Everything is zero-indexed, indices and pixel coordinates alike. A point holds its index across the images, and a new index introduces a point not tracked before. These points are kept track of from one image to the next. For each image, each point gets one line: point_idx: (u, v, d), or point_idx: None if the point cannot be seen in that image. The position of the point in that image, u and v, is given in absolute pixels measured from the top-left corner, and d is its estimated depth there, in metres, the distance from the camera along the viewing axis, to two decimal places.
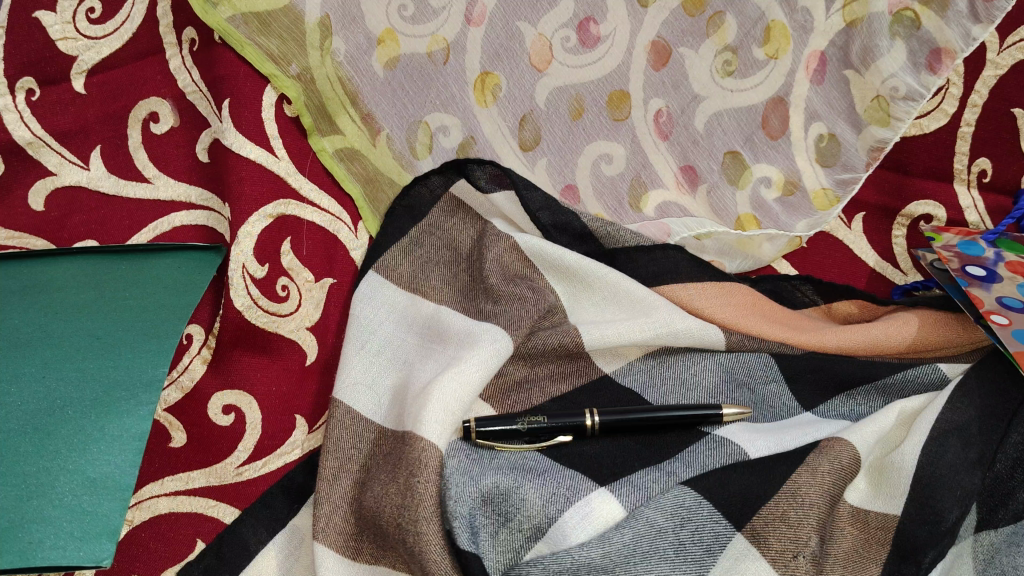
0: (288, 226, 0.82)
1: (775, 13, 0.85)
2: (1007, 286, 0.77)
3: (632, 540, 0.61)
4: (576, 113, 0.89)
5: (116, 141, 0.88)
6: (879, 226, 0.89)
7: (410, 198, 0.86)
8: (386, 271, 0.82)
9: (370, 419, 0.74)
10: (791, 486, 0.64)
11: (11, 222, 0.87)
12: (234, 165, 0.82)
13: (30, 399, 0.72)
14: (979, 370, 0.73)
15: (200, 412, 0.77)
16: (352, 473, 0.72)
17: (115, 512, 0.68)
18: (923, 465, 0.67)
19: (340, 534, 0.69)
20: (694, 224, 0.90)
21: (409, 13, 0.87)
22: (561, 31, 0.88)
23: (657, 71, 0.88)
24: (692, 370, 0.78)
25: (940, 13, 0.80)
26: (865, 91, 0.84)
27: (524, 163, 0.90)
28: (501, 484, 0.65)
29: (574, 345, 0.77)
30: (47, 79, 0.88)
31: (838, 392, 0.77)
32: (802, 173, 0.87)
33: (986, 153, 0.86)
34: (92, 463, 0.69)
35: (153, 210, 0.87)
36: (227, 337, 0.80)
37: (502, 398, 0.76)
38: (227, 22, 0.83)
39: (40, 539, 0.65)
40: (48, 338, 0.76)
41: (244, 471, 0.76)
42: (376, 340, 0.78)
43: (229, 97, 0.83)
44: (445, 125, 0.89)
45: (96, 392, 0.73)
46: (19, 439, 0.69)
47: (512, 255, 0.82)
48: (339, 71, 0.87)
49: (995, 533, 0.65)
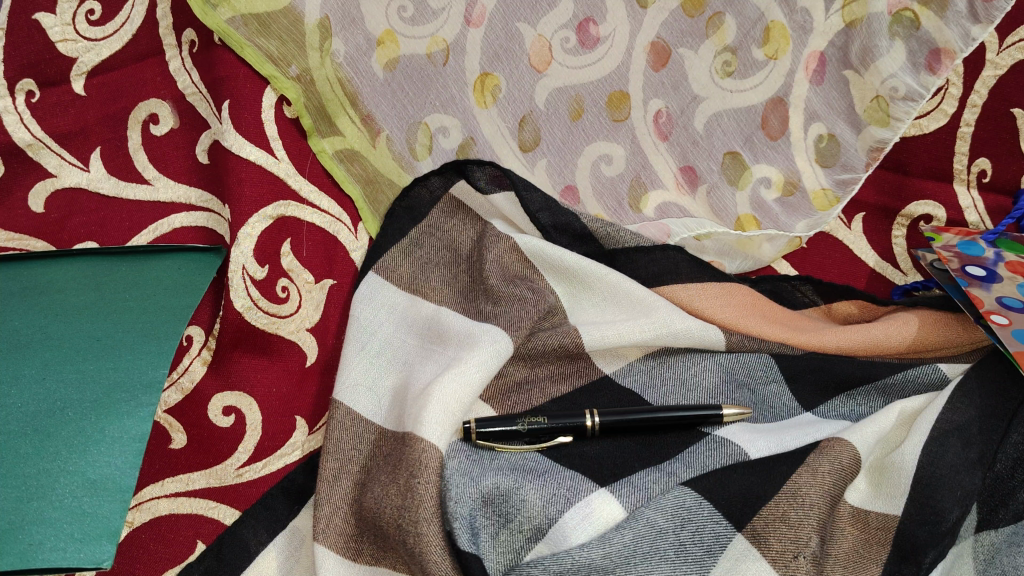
0: (288, 228, 0.82)
1: (774, 13, 0.85)
2: (1007, 286, 0.77)
3: (632, 541, 0.61)
4: (576, 114, 0.89)
5: (116, 143, 0.88)
6: (879, 227, 0.89)
7: (410, 199, 0.86)
8: (385, 272, 0.82)
9: (370, 420, 0.74)
10: (791, 486, 0.64)
11: (11, 223, 0.87)
12: (234, 167, 0.82)
13: (30, 400, 0.72)
14: (979, 370, 0.73)
15: (200, 413, 0.77)
16: (352, 474, 0.72)
17: (116, 513, 0.68)
18: (924, 465, 0.67)
19: (341, 535, 0.69)
20: (693, 225, 0.90)
21: (408, 14, 0.87)
22: (561, 32, 0.88)
23: (657, 72, 0.88)
24: (692, 371, 0.78)
25: (940, 13, 0.80)
26: (865, 91, 0.84)
27: (524, 164, 0.90)
28: (501, 484, 0.65)
29: (574, 346, 0.77)
30: (47, 81, 0.88)
31: (839, 392, 0.77)
32: (801, 173, 0.87)
33: (985, 153, 0.86)
34: (92, 464, 0.69)
35: (153, 211, 0.87)
36: (227, 338, 0.80)
37: (502, 399, 0.76)
38: (226, 24, 0.84)
39: (41, 541, 0.65)
40: (48, 340, 0.76)
41: (244, 472, 0.76)
42: (376, 341, 0.78)
43: (229, 99, 0.83)
44: (445, 126, 0.89)
45: (97, 393, 0.73)
46: (19, 441, 0.69)
47: (512, 256, 0.82)
48: (339, 73, 0.87)
49: (995, 533, 0.65)
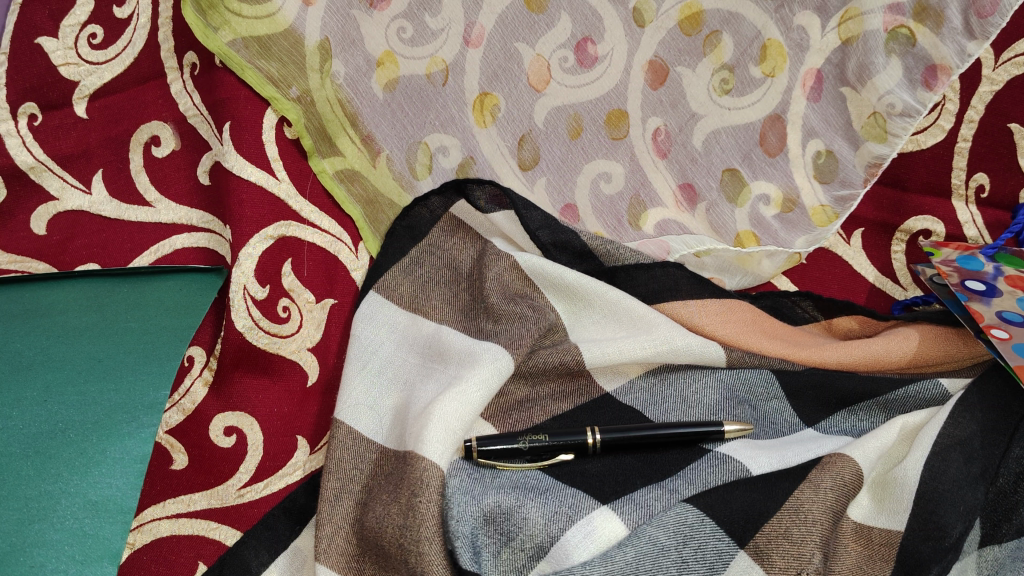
0: (289, 247, 0.83)
1: (771, 31, 0.85)
2: (1007, 300, 0.77)
3: (634, 559, 0.61)
4: (575, 132, 0.90)
5: (117, 165, 0.89)
6: (879, 242, 0.89)
7: (410, 218, 0.86)
8: (386, 292, 0.82)
9: (371, 439, 0.74)
10: (793, 502, 0.64)
11: (13, 246, 0.88)
12: (235, 188, 0.83)
13: (31, 422, 0.75)
14: (981, 385, 0.73)
15: (200, 434, 0.77)
16: (354, 493, 0.71)
17: (117, 535, 0.70)
18: (925, 481, 0.67)
19: (341, 555, 0.68)
20: (693, 242, 0.89)
21: (408, 35, 0.88)
22: (559, 51, 0.88)
23: (655, 90, 0.89)
24: (692, 388, 0.78)
25: (936, 30, 0.81)
26: (862, 108, 0.85)
27: (524, 183, 0.90)
28: (503, 503, 0.65)
29: (575, 363, 0.77)
30: (49, 104, 0.89)
31: (841, 407, 0.76)
32: (800, 190, 0.88)
33: (984, 168, 0.86)
34: (93, 485, 0.72)
35: (154, 232, 0.88)
36: (227, 359, 0.80)
37: (503, 417, 0.76)
38: (227, 46, 0.84)
39: (42, 563, 0.67)
40: (50, 363, 0.79)
41: (246, 492, 0.75)
42: (376, 360, 0.78)
43: (229, 121, 0.84)
44: (445, 145, 0.89)
45: (98, 414, 0.76)
46: (20, 462, 0.72)
47: (512, 273, 0.82)
48: (339, 93, 0.87)
49: (998, 548, 0.65)
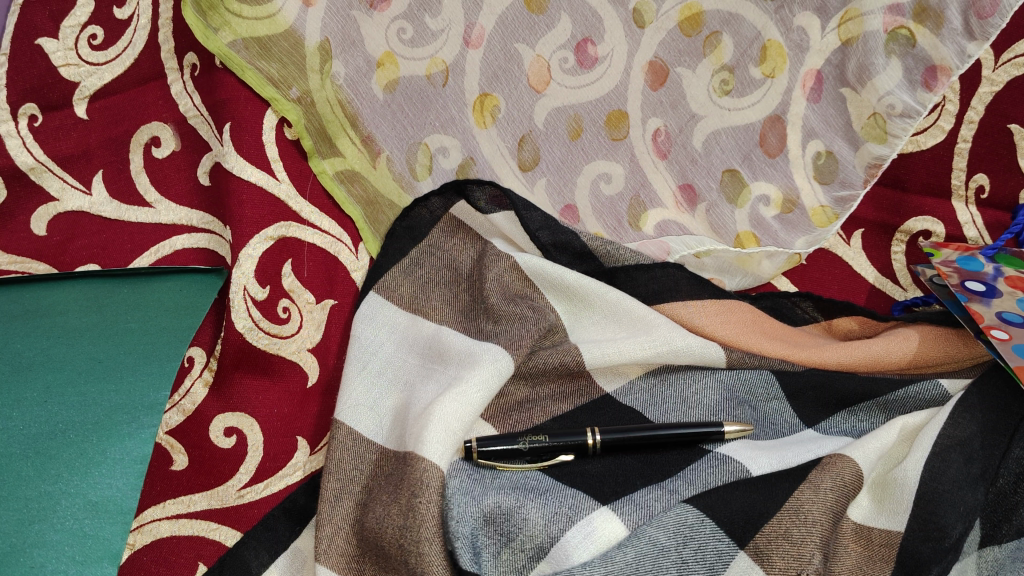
0: (289, 248, 0.83)
1: (771, 32, 0.86)
2: (1007, 301, 0.77)
3: (634, 559, 0.61)
4: (575, 133, 0.90)
5: (118, 166, 0.89)
6: (879, 243, 0.89)
7: (410, 218, 0.86)
8: (386, 292, 0.82)
9: (371, 440, 0.74)
10: (793, 503, 0.64)
11: (13, 247, 0.88)
12: (235, 188, 0.83)
13: (31, 423, 0.75)
14: (981, 386, 0.73)
15: (201, 434, 0.77)
16: (354, 494, 0.71)
17: (117, 535, 0.70)
18: (925, 481, 0.67)
19: (341, 556, 0.68)
20: (693, 242, 0.89)
21: (408, 36, 0.88)
22: (559, 52, 0.88)
23: (655, 91, 0.89)
24: (692, 388, 0.78)
25: (936, 31, 0.81)
26: (862, 108, 0.85)
27: (524, 184, 0.90)
28: (503, 503, 0.65)
29: (575, 364, 0.77)
30: (50, 105, 0.89)
31: (841, 408, 0.76)
32: (799, 190, 0.88)
33: (983, 169, 0.86)
34: (93, 486, 0.72)
35: (154, 233, 0.89)
36: (227, 360, 0.80)
37: (503, 418, 0.76)
38: (227, 47, 0.85)
39: (42, 564, 0.67)
40: (50, 364, 0.79)
41: (246, 493, 0.75)
42: (376, 361, 0.78)
43: (229, 122, 0.84)
44: (445, 146, 0.89)
45: (99, 415, 0.76)
46: (20, 463, 0.72)
47: (512, 274, 0.82)
48: (339, 94, 0.87)
49: (998, 549, 0.65)
